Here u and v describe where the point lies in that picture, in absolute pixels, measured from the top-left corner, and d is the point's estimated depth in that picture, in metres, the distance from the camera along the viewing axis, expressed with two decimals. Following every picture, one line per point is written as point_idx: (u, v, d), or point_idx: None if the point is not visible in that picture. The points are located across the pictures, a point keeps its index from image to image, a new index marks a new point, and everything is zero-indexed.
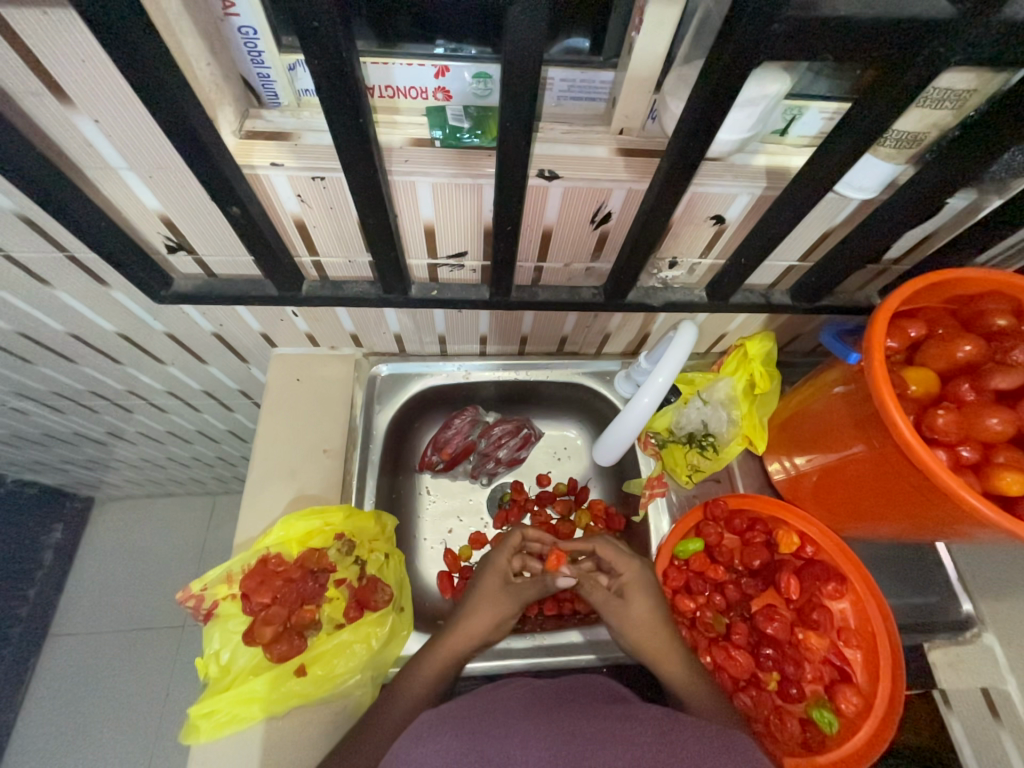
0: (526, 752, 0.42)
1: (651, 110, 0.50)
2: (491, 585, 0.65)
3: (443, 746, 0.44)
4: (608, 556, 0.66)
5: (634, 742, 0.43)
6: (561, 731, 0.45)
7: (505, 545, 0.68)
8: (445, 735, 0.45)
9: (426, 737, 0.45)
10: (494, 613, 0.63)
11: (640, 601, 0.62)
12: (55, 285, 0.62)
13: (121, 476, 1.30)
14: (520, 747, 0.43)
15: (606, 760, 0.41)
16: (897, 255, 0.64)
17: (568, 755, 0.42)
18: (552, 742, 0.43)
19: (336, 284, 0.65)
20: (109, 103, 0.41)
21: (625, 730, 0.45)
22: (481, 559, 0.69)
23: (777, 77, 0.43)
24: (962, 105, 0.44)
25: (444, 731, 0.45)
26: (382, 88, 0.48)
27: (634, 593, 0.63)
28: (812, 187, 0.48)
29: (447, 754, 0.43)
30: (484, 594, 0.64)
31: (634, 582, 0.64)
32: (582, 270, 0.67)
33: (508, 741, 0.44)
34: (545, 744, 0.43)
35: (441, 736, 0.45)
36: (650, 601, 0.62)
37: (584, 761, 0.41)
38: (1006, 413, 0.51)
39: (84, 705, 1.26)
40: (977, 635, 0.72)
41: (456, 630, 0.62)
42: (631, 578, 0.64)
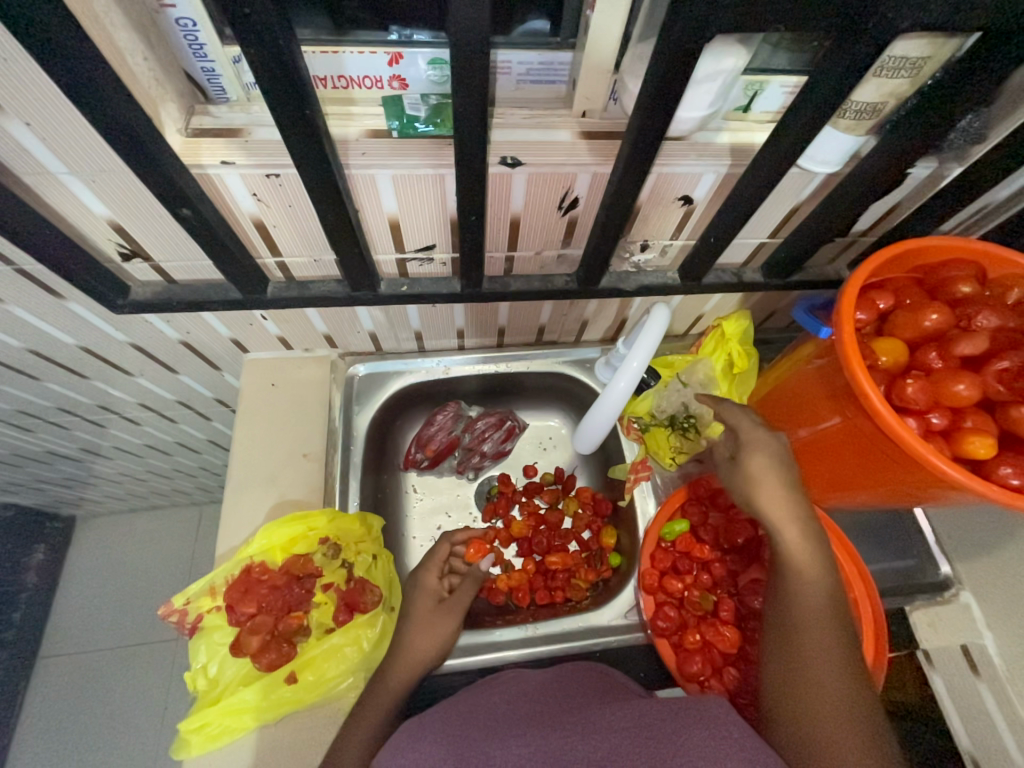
0: (505, 752, 0.43)
1: (611, 91, 0.49)
2: (425, 604, 0.64)
3: (424, 754, 0.45)
4: (732, 420, 0.59)
5: (613, 728, 0.44)
6: (540, 727, 0.46)
7: (430, 558, 0.68)
8: (425, 743, 0.46)
9: (406, 747, 0.46)
10: (432, 629, 0.62)
11: (767, 459, 0.53)
12: (6, 300, 0.59)
13: (100, 492, 1.27)
14: (500, 747, 0.44)
15: (584, 752, 0.42)
16: (865, 227, 0.65)
17: (547, 750, 0.43)
18: (531, 739, 0.44)
19: (302, 284, 0.63)
20: (40, 105, 0.39)
21: (604, 718, 0.46)
22: (409, 583, 0.66)
23: (734, 49, 0.42)
24: (918, 72, 0.44)
25: (423, 739, 0.46)
26: (334, 79, 0.47)
27: (753, 453, 0.54)
28: (773, 163, 0.48)
29: (428, 763, 0.44)
30: (420, 613, 0.63)
31: (756, 443, 0.55)
32: (554, 257, 0.66)
33: (487, 742, 0.44)
34: (524, 740, 0.44)
35: (422, 743, 0.46)
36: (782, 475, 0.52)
37: (561, 754, 0.42)
38: (973, 378, 0.52)
39: (81, 725, 1.24)
40: (955, 594, 0.74)
41: (402, 652, 0.60)
42: (761, 450, 0.54)
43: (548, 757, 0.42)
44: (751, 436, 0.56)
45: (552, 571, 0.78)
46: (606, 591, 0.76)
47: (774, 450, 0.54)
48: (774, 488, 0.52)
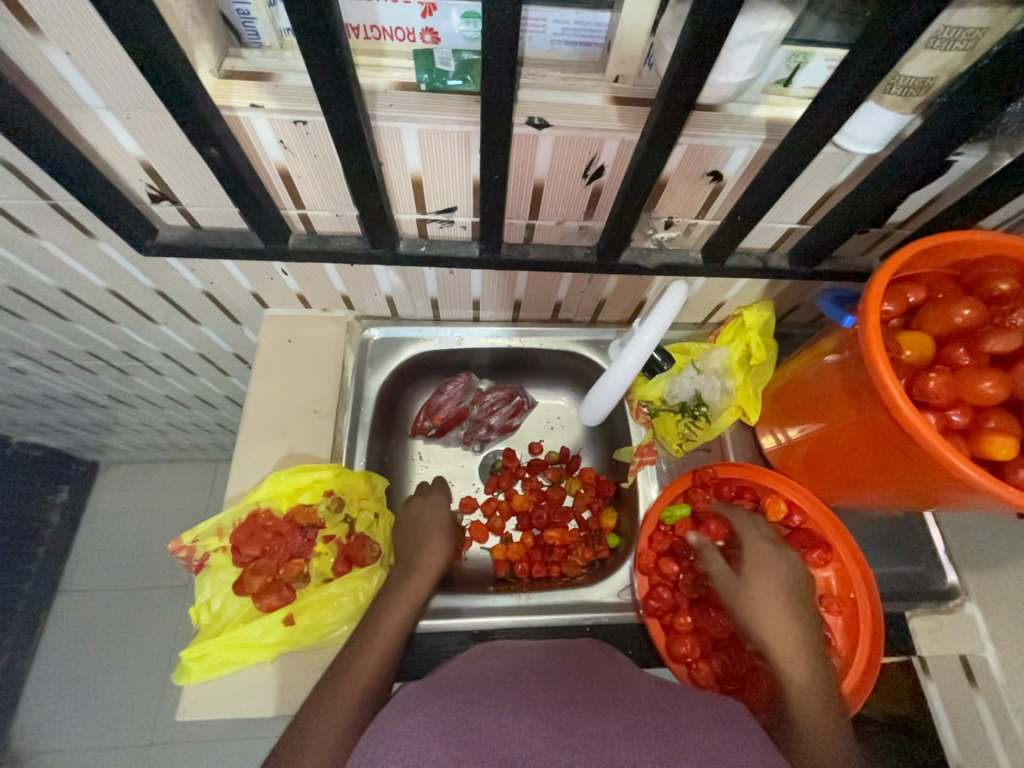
0: (517, 723, 0.40)
1: (647, 54, 0.47)
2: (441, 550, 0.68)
3: (430, 718, 0.41)
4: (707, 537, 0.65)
5: (629, 713, 0.42)
6: (550, 701, 0.44)
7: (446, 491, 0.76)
8: (435, 706, 0.43)
9: (412, 710, 0.43)
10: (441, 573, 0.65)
11: (780, 577, 0.60)
12: (42, 236, 0.62)
13: (122, 441, 1.32)
14: (511, 718, 0.41)
15: (601, 729, 0.40)
16: (902, 218, 0.62)
17: (559, 724, 0.40)
18: (543, 712, 0.42)
19: (323, 238, 0.64)
20: (81, 36, 0.40)
21: (620, 702, 0.44)
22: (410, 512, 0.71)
23: (777, 11, 0.40)
24: (974, 46, 0.42)
25: (434, 703, 0.43)
26: (367, 29, 0.46)
27: (759, 570, 0.61)
28: (814, 136, 0.46)
29: (435, 729, 0.40)
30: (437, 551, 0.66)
31: (759, 557, 0.62)
32: (575, 228, 0.65)
33: (496, 711, 0.42)
34: (539, 715, 0.41)
35: (429, 709, 0.42)
36: (779, 583, 0.59)
37: (575, 729, 0.40)
38: (999, 376, 0.50)
39: (95, 656, 1.31)
40: (959, 604, 0.72)
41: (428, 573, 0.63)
42: (747, 525, 0.66)
43: (561, 731, 0.40)
44: (759, 548, 0.63)
45: (550, 546, 0.79)
46: (603, 568, 0.77)
47: (778, 570, 0.61)
48: (762, 580, 0.60)
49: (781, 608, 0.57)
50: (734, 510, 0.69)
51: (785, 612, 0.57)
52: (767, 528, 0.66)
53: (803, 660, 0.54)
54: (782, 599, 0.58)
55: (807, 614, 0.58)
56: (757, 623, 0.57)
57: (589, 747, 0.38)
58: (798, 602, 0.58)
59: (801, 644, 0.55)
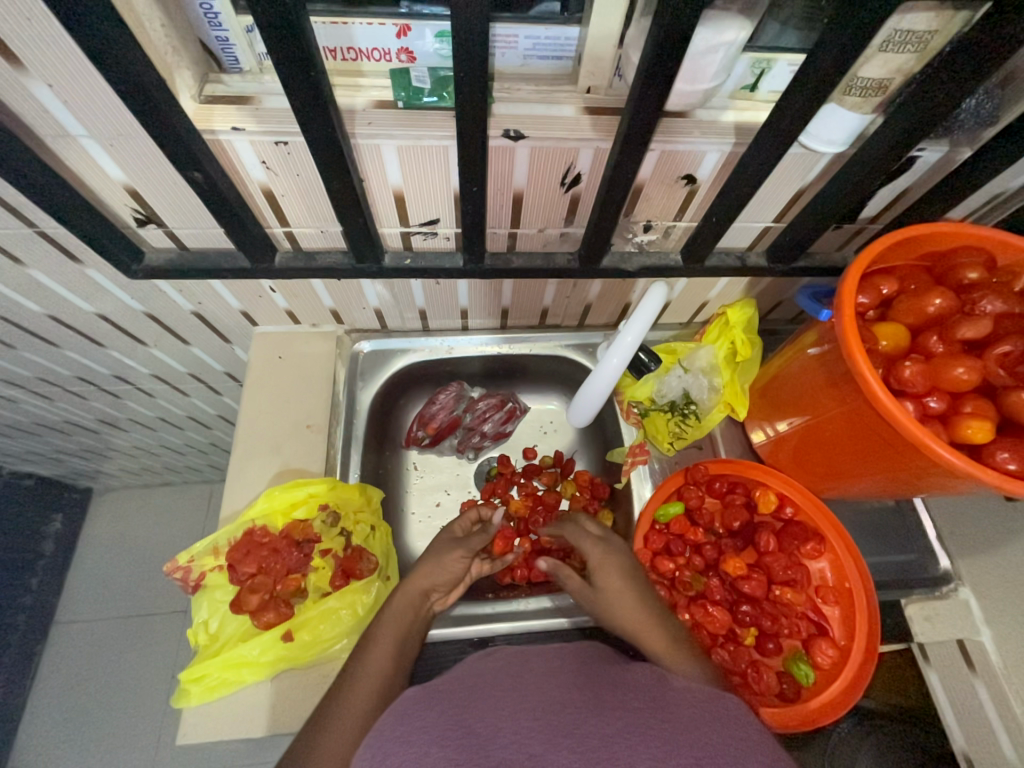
0: (516, 725, 0.41)
1: (617, 67, 0.49)
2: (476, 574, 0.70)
3: (429, 722, 0.42)
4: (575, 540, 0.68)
5: (625, 707, 0.42)
6: (551, 701, 0.44)
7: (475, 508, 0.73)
8: (433, 712, 0.43)
9: (410, 714, 0.43)
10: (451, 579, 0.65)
11: (623, 570, 0.63)
12: (29, 264, 0.62)
13: (116, 465, 1.31)
14: (510, 722, 0.41)
15: (597, 727, 0.40)
16: (873, 213, 0.64)
17: (556, 724, 0.41)
18: (541, 711, 0.42)
19: (309, 254, 0.65)
20: (62, 69, 0.41)
21: (616, 696, 0.44)
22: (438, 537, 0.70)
23: (738, 20, 0.42)
24: (925, 48, 0.43)
25: (430, 707, 0.43)
26: (343, 50, 0.47)
27: (602, 569, 0.63)
28: (779, 139, 0.47)
29: (434, 733, 0.40)
30: (450, 560, 0.64)
31: (601, 560, 0.64)
32: (557, 235, 0.66)
33: (494, 714, 0.42)
34: (534, 713, 0.42)
35: (427, 714, 0.43)
36: (621, 574, 0.62)
37: (574, 729, 0.40)
38: (973, 362, 0.51)
39: (93, 686, 1.29)
40: (954, 589, 0.73)
41: (422, 577, 0.62)
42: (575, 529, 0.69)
43: (558, 730, 0.40)
44: (601, 553, 0.65)
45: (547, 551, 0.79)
46: None
47: (620, 560, 0.64)
48: (609, 580, 0.62)
49: (633, 594, 0.61)
50: (569, 520, 0.72)
51: (637, 601, 0.60)
52: (592, 525, 0.69)
53: (662, 637, 0.56)
54: (631, 591, 0.61)
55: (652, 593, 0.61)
56: (619, 622, 0.60)
57: (586, 746, 0.39)
58: (641, 585, 0.62)
59: (657, 621, 0.58)
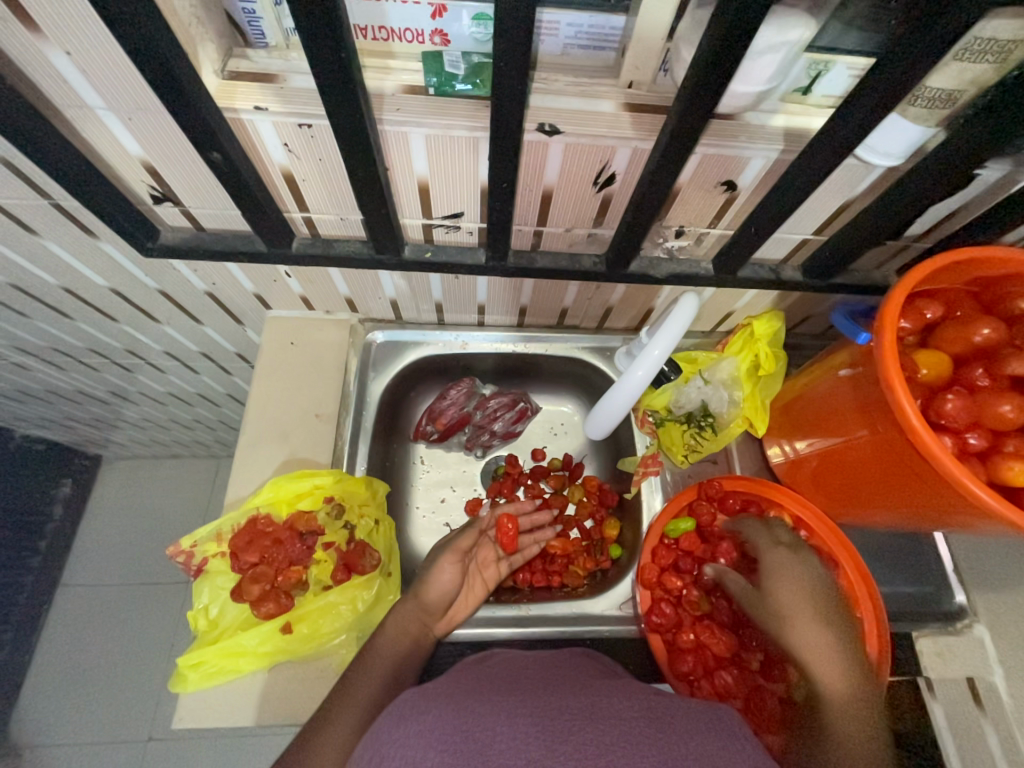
0: (512, 729, 0.39)
1: (663, 61, 0.46)
2: (485, 569, 0.71)
3: (425, 727, 0.40)
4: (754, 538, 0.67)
5: (621, 717, 0.41)
6: (546, 708, 0.42)
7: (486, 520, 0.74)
8: (431, 713, 0.41)
9: (407, 718, 0.41)
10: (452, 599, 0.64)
11: (800, 584, 0.60)
12: (43, 235, 0.61)
13: (125, 436, 1.32)
14: (503, 722, 0.40)
15: (593, 736, 0.38)
16: (920, 231, 0.60)
17: (555, 730, 0.39)
18: (538, 717, 0.40)
19: (327, 241, 0.63)
20: (80, 35, 0.39)
21: (611, 704, 0.42)
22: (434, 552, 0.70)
23: (800, 20, 0.39)
24: (1005, 60, 0.40)
25: (428, 711, 0.42)
26: (375, 29, 0.44)
27: (777, 577, 0.61)
28: (832, 149, 0.44)
29: (431, 736, 0.39)
30: (439, 572, 0.65)
31: (778, 566, 0.62)
32: (584, 236, 0.63)
33: (492, 717, 0.40)
34: (532, 718, 0.40)
35: (427, 717, 0.41)
36: (797, 584, 0.59)
37: (570, 736, 0.38)
38: (1019, 399, 0.49)
39: (95, 650, 1.32)
40: (968, 626, 0.71)
41: (403, 604, 0.63)
42: (778, 562, 0.62)
43: (556, 736, 0.38)
44: (772, 556, 0.64)
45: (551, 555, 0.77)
46: (604, 580, 0.76)
47: (798, 573, 0.61)
48: (784, 585, 0.60)
49: (815, 616, 0.56)
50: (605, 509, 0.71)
51: (813, 620, 0.56)
52: (781, 532, 0.67)
53: (825, 661, 0.53)
54: (806, 607, 0.57)
55: (833, 610, 0.57)
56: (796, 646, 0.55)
57: (583, 752, 0.37)
58: (830, 614, 0.56)
59: (836, 654, 0.53)
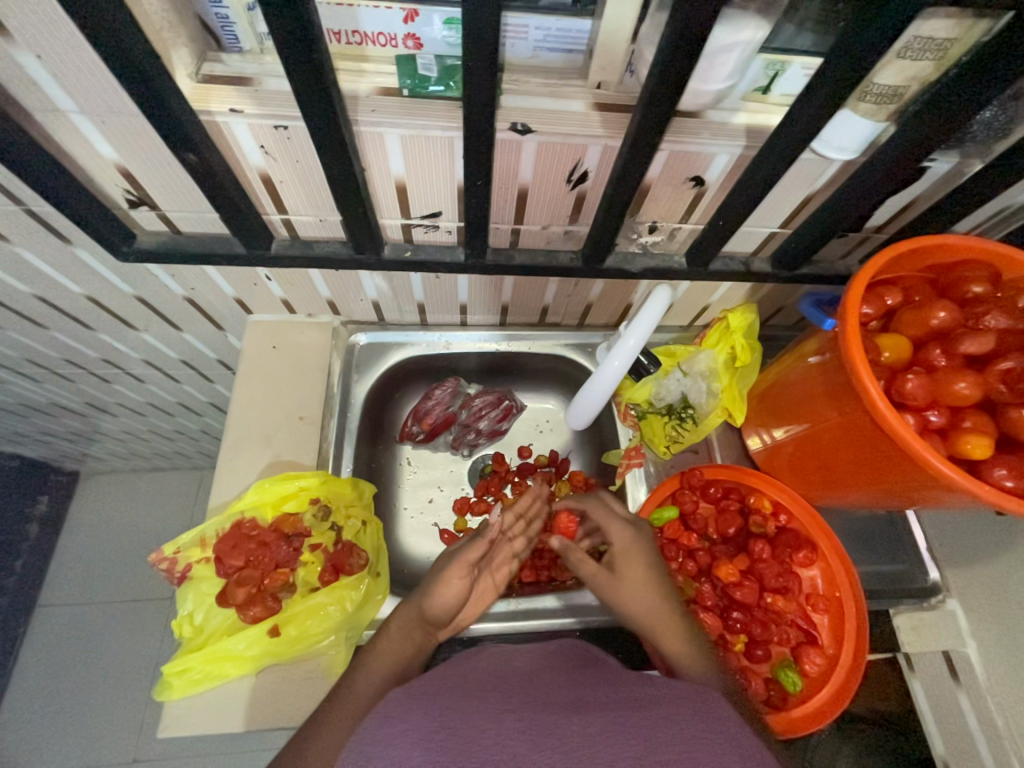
0: (499, 727, 0.39)
1: (628, 61, 0.47)
2: (497, 569, 0.66)
3: (411, 725, 0.40)
4: (598, 516, 0.65)
5: (607, 708, 0.42)
6: (531, 705, 0.42)
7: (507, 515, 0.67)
8: (415, 711, 0.41)
9: (392, 717, 0.41)
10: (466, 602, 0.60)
11: (639, 567, 0.61)
12: (16, 242, 0.60)
13: (104, 449, 1.29)
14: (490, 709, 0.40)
15: (580, 728, 0.39)
16: (880, 222, 0.63)
17: (541, 725, 0.40)
18: (523, 716, 0.41)
19: (307, 243, 0.63)
20: (51, 40, 0.39)
21: (598, 697, 0.43)
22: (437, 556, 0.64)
23: (753, 21, 0.41)
24: (943, 55, 0.43)
25: (412, 710, 0.41)
26: (348, 34, 0.45)
27: (623, 561, 0.62)
28: (790, 144, 0.47)
29: (416, 735, 0.39)
30: (448, 585, 0.59)
31: (628, 549, 0.62)
32: (560, 233, 0.65)
33: (478, 715, 0.41)
34: (517, 717, 0.41)
35: (410, 716, 0.41)
36: (642, 567, 0.61)
37: (557, 729, 0.39)
38: (975, 377, 0.51)
39: (76, 670, 1.28)
40: (941, 601, 0.73)
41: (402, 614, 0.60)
42: (636, 546, 0.63)
43: (542, 734, 0.39)
44: (614, 532, 0.63)
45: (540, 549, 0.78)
46: None
47: (644, 557, 0.62)
48: (635, 570, 0.61)
49: (654, 594, 0.59)
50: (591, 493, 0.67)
51: (659, 600, 0.59)
52: (620, 506, 0.66)
53: (674, 634, 0.57)
54: (647, 589, 0.60)
55: (671, 587, 0.61)
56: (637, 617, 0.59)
57: (572, 746, 0.37)
58: (665, 591, 0.60)
59: (679, 629, 0.57)
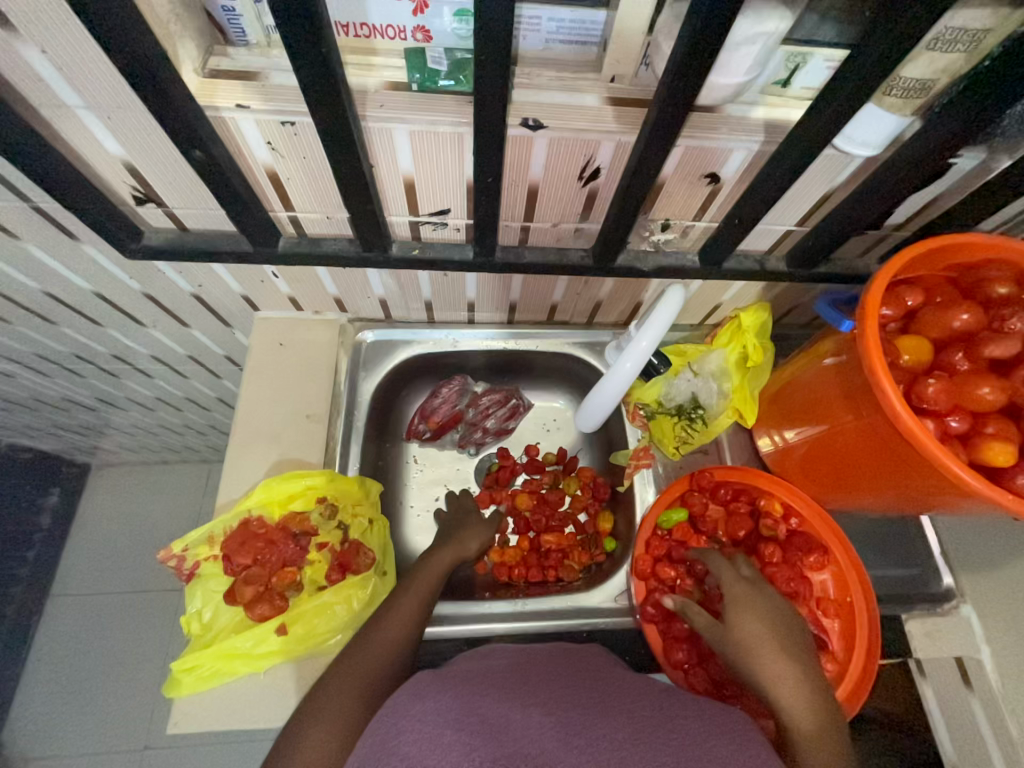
0: (528, 717, 0.40)
1: (644, 55, 0.46)
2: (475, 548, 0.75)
3: (442, 705, 0.41)
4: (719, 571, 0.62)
5: (633, 714, 0.42)
6: (559, 701, 0.43)
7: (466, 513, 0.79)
8: (446, 693, 0.43)
9: (423, 694, 0.42)
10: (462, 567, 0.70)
11: (765, 613, 0.56)
12: (24, 239, 0.60)
13: (113, 443, 1.30)
14: (499, 713, 0.40)
15: (607, 731, 0.39)
16: (900, 220, 0.61)
17: (568, 719, 0.40)
18: (551, 710, 0.41)
19: (314, 240, 0.63)
20: (57, 35, 0.38)
21: (621, 703, 0.44)
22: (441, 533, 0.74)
23: (776, 12, 0.39)
24: (976, 48, 0.41)
25: (443, 690, 0.43)
26: (357, 27, 0.44)
27: (740, 610, 0.56)
28: (811, 139, 0.45)
29: (446, 714, 0.40)
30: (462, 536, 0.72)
31: (740, 599, 0.57)
32: (571, 231, 0.64)
33: (506, 705, 0.41)
34: (549, 712, 0.41)
35: (442, 695, 0.42)
36: (761, 617, 0.55)
37: (582, 731, 0.39)
38: (998, 382, 0.50)
39: (89, 660, 1.30)
40: (955, 606, 0.72)
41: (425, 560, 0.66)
42: (739, 595, 0.58)
43: (570, 730, 0.39)
44: (738, 588, 0.59)
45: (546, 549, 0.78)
46: (600, 572, 0.76)
47: (764, 605, 0.57)
48: (748, 620, 0.55)
49: (777, 649, 0.52)
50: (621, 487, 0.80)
51: (776, 653, 0.52)
52: (743, 566, 0.63)
53: (795, 692, 0.49)
54: (767, 635, 0.53)
55: (793, 638, 0.54)
56: (758, 672, 0.51)
57: (596, 746, 0.37)
58: (792, 643, 0.53)
59: (803, 687, 0.50)
